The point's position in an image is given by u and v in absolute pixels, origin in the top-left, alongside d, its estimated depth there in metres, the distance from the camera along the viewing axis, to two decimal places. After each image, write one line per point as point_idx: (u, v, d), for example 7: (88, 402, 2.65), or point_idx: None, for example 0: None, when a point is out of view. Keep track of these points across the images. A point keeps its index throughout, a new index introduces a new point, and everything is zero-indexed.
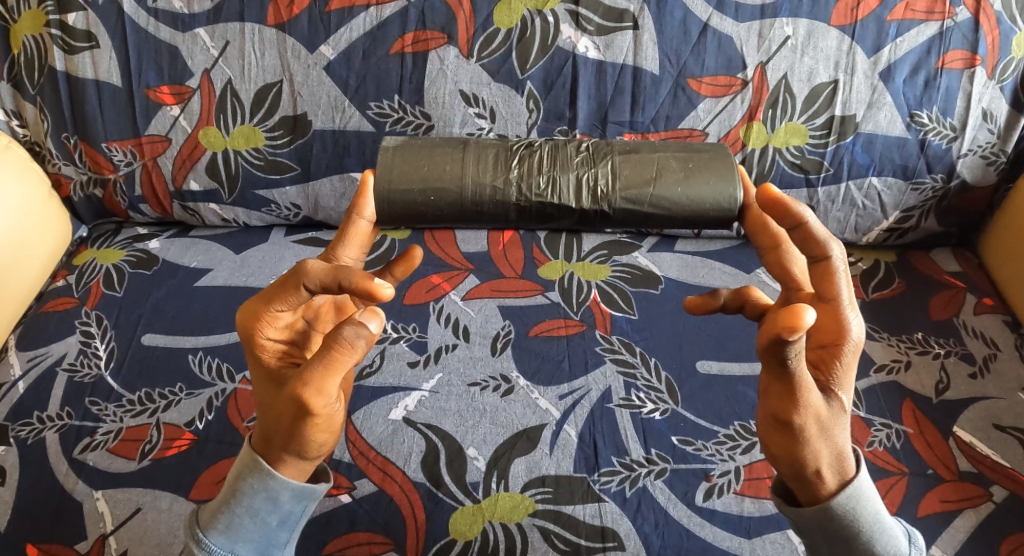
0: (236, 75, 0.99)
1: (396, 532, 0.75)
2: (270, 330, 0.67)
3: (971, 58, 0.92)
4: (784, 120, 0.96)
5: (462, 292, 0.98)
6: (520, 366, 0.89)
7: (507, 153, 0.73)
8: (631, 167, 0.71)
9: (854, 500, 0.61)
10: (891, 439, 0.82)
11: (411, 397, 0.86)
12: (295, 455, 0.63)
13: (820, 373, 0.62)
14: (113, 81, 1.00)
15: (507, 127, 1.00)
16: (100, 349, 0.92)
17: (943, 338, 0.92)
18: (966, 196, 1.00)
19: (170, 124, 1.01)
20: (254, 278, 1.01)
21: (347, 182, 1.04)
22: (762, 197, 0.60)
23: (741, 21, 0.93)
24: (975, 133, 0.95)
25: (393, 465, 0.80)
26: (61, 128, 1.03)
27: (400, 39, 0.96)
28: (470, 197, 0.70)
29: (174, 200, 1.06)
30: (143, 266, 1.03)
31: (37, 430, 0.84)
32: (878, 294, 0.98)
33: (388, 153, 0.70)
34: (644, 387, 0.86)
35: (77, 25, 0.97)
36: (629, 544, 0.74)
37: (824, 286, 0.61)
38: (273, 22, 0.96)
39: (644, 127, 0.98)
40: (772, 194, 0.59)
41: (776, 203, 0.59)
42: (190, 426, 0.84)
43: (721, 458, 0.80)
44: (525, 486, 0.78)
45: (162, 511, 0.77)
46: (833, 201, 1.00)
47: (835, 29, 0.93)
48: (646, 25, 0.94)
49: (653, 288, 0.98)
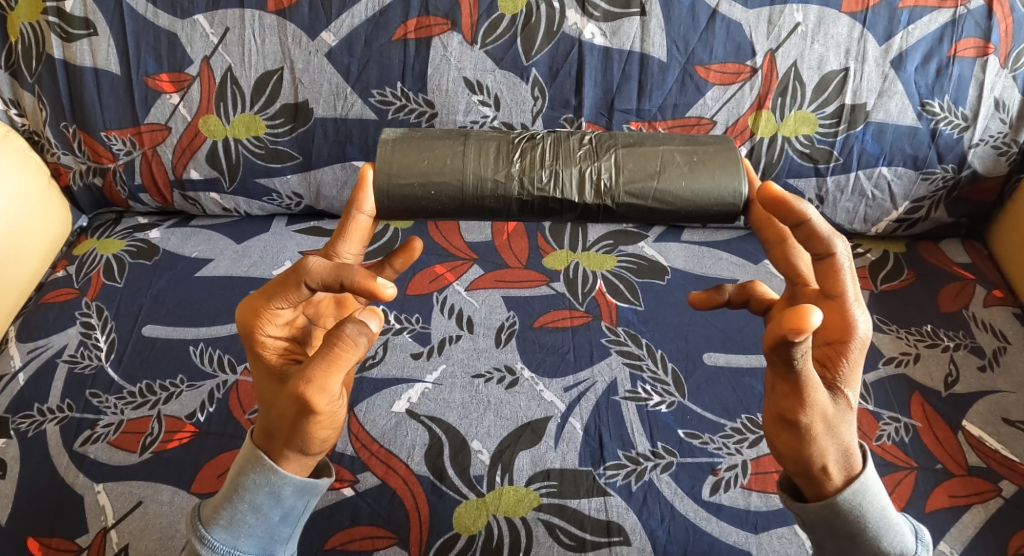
0: (237, 63, 0.97)
1: (399, 526, 0.75)
2: (271, 327, 0.65)
3: (984, 46, 0.90)
4: (794, 108, 0.95)
5: (465, 282, 0.97)
6: (525, 358, 0.88)
7: (508, 145, 0.70)
8: (635, 161, 0.69)
9: (860, 496, 0.60)
10: (900, 433, 0.81)
11: (414, 389, 0.85)
12: (298, 451, 0.62)
13: (826, 370, 0.61)
14: (112, 69, 0.98)
15: (512, 115, 0.98)
16: (100, 341, 0.91)
17: (953, 330, 0.91)
18: (976, 187, 0.98)
19: (170, 112, 1.00)
20: (255, 268, 1.00)
21: (349, 171, 1.02)
22: (764, 195, 0.58)
23: (750, 8, 0.91)
24: (987, 123, 0.93)
25: (396, 458, 0.79)
26: (59, 116, 1.01)
27: (404, 25, 0.94)
28: (471, 190, 0.68)
29: (174, 189, 1.05)
30: (143, 256, 1.02)
31: (37, 422, 0.83)
32: (887, 286, 0.97)
33: (387, 147, 0.68)
34: (650, 379, 0.85)
35: (75, 12, 0.96)
36: (635, 538, 0.73)
37: (830, 284, 0.60)
38: (274, 8, 0.95)
39: (651, 116, 0.97)
40: (773, 192, 0.58)
41: (778, 201, 0.58)
42: (191, 419, 0.83)
43: (728, 451, 0.79)
44: (529, 479, 0.77)
45: (163, 504, 0.77)
46: (842, 191, 0.99)
47: (846, 16, 0.91)
48: (654, 11, 0.92)
49: (660, 279, 0.97)
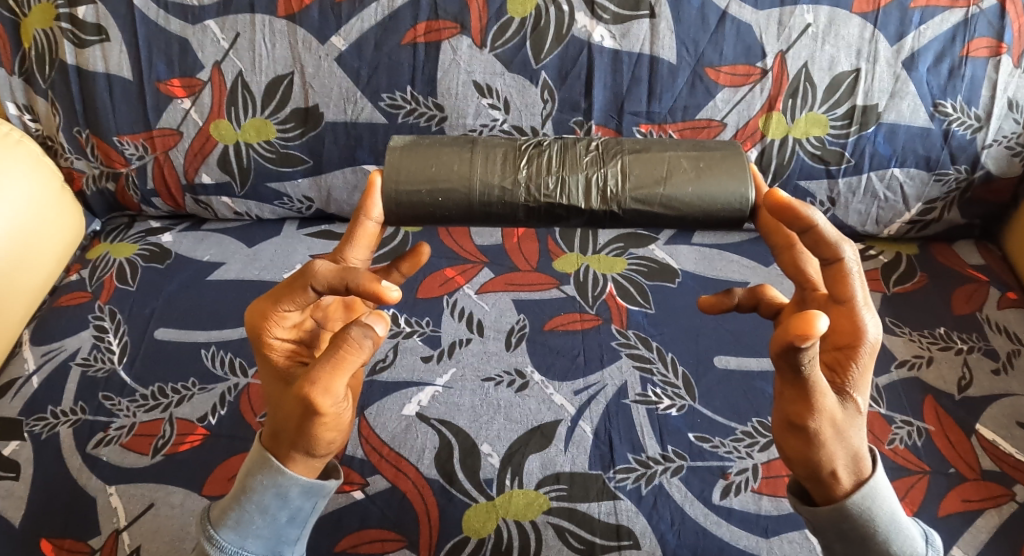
0: (247, 67, 0.98)
1: (409, 529, 0.75)
2: (278, 330, 0.66)
3: (997, 46, 0.89)
4: (805, 109, 0.94)
5: (476, 285, 0.97)
6: (535, 360, 0.88)
7: (515, 152, 0.70)
8: (641, 167, 0.68)
9: (869, 499, 0.60)
10: (912, 436, 0.81)
11: (424, 392, 0.85)
12: (304, 453, 0.62)
13: (836, 374, 0.60)
14: (124, 74, 0.99)
15: (521, 118, 0.98)
16: (113, 344, 0.92)
17: (966, 333, 0.90)
18: (991, 187, 0.97)
19: (181, 117, 1.00)
20: (266, 271, 1.01)
21: (360, 175, 1.03)
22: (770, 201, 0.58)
23: (760, 9, 0.91)
24: (1001, 123, 0.92)
25: (406, 461, 0.79)
26: (72, 122, 1.02)
27: (413, 28, 0.95)
28: (479, 197, 0.67)
29: (185, 194, 1.06)
30: (155, 260, 1.03)
31: (51, 425, 0.84)
32: (900, 288, 0.96)
33: (395, 154, 0.68)
34: (660, 382, 0.85)
35: (87, 18, 0.97)
36: (644, 542, 0.73)
37: (839, 288, 0.60)
38: (284, 13, 0.95)
39: (661, 117, 0.97)
40: (779, 198, 0.58)
41: (784, 208, 0.57)
42: (203, 422, 0.84)
43: (739, 455, 0.78)
44: (538, 482, 0.77)
45: (175, 507, 0.77)
46: (855, 192, 0.98)
47: (857, 16, 0.90)
48: (663, 13, 0.92)
49: (670, 282, 0.96)
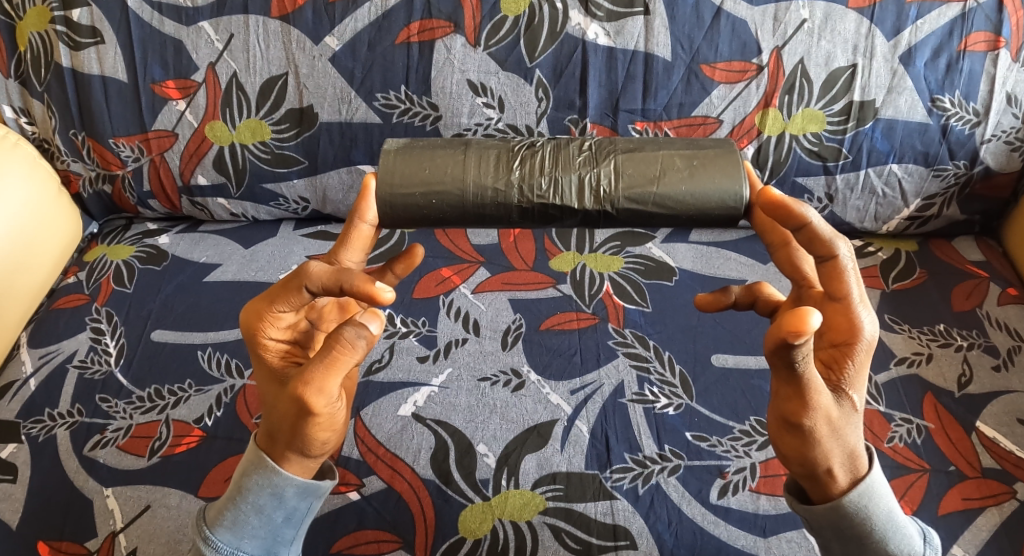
0: (242, 68, 0.97)
1: (405, 530, 0.75)
2: (273, 330, 0.66)
3: (994, 40, 0.89)
4: (801, 106, 0.94)
5: (472, 284, 0.96)
6: (531, 360, 0.87)
7: (508, 153, 0.69)
8: (634, 166, 0.68)
9: (866, 497, 0.59)
10: (912, 434, 0.80)
11: (420, 392, 0.85)
12: (299, 453, 0.62)
13: (831, 372, 0.60)
14: (119, 77, 0.99)
15: (517, 117, 0.98)
16: (110, 346, 0.92)
17: (966, 330, 0.89)
18: (990, 182, 0.96)
19: (177, 118, 1.00)
20: (263, 272, 1.01)
21: (355, 175, 1.03)
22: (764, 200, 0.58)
23: (756, 5, 0.91)
24: (999, 118, 0.92)
25: (403, 462, 0.79)
26: (69, 124, 1.02)
27: (407, 28, 0.94)
28: (472, 198, 0.67)
29: (182, 195, 1.06)
30: (152, 262, 1.03)
31: (48, 427, 0.84)
32: (899, 285, 0.96)
33: (389, 156, 0.68)
34: (657, 381, 0.84)
35: (82, 21, 0.97)
36: (641, 542, 0.73)
37: (834, 286, 0.59)
38: (277, 14, 0.95)
39: (656, 115, 0.96)
40: (773, 197, 0.57)
41: (778, 206, 0.57)
42: (200, 423, 0.84)
43: (736, 454, 0.78)
44: (536, 483, 0.77)
45: (172, 508, 0.77)
46: (852, 188, 0.97)
47: (853, 11, 0.90)
48: (657, 10, 0.92)
49: (667, 280, 0.96)
